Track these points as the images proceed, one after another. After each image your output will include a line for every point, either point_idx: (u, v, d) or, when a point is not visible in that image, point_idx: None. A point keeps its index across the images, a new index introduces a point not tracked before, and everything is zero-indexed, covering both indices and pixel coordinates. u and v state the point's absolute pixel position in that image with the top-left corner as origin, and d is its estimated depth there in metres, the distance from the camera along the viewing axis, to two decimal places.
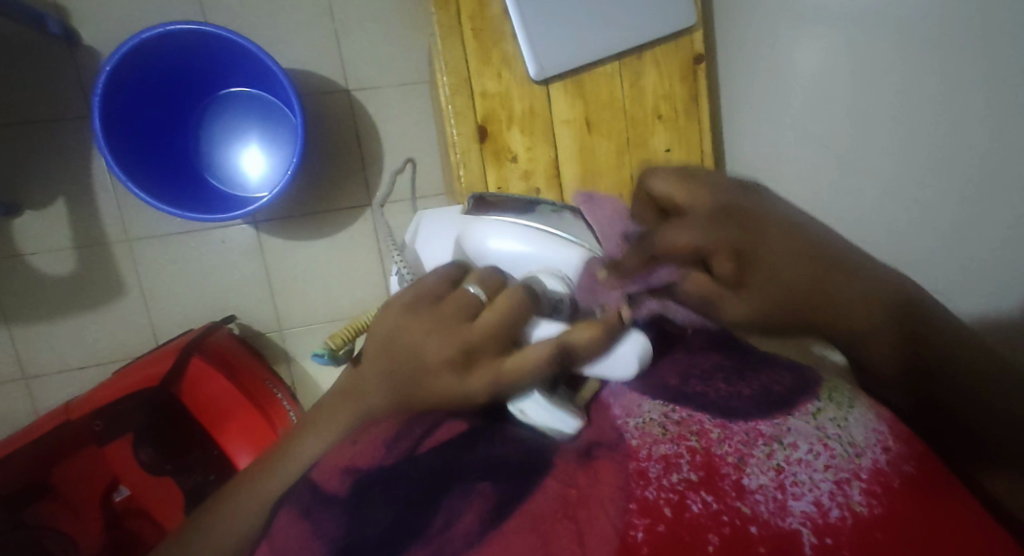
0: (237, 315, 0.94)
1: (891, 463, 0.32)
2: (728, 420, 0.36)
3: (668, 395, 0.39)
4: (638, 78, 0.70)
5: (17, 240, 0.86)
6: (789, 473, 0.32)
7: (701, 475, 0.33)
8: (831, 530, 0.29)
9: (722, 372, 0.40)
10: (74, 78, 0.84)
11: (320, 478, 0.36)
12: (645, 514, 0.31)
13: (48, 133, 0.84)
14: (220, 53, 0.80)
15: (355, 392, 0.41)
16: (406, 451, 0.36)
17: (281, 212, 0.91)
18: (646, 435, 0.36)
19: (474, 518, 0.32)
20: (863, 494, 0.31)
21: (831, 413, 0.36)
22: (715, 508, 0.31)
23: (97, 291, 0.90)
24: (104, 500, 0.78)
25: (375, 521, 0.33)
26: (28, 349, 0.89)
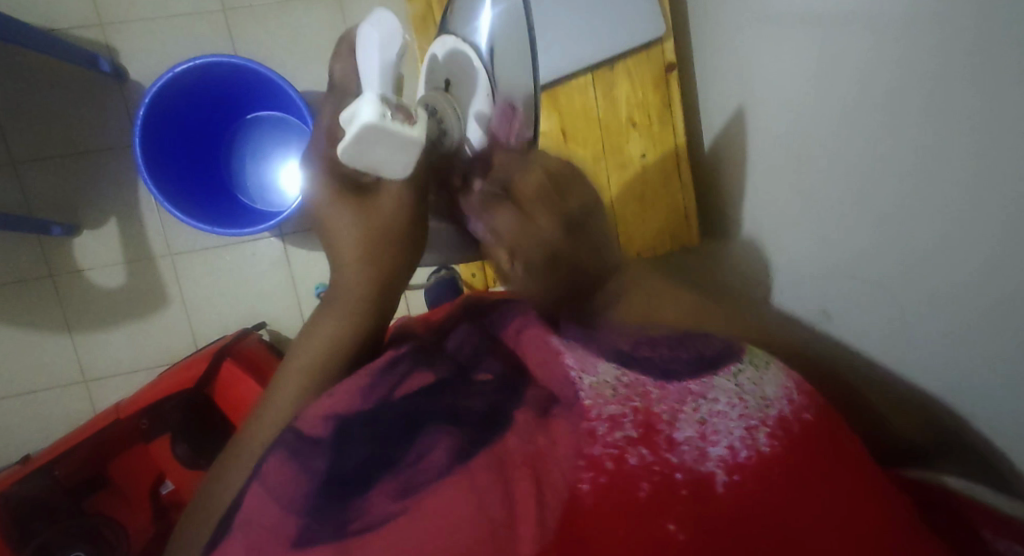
0: (267, 321, 1.01)
1: (791, 410, 0.29)
2: (667, 381, 0.32)
3: (618, 360, 0.34)
4: (611, 88, 0.72)
5: (76, 256, 0.96)
6: (711, 424, 0.29)
7: (639, 432, 0.28)
8: (740, 470, 0.27)
9: (665, 341, 0.35)
10: (121, 110, 0.93)
11: (305, 426, 0.32)
12: (590, 468, 0.27)
13: (101, 160, 0.94)
14: (243, 83, 0.88)
15: (326, 310, 0.41)
16: (381, 399, 0.33)
17: (303, 224, 0.98)
18: (597, 394, 0.30)
19: (443, 453, 0.28)
20: (769, 439, 0.28)
21: (749, 373, 0.32)
22: (647, 462, 0.27)
23: (145, 301, 0.99)
24: (151, 493, 0.88)
25: (356, 455, 0.30)
26: (87, 354, 0.99)
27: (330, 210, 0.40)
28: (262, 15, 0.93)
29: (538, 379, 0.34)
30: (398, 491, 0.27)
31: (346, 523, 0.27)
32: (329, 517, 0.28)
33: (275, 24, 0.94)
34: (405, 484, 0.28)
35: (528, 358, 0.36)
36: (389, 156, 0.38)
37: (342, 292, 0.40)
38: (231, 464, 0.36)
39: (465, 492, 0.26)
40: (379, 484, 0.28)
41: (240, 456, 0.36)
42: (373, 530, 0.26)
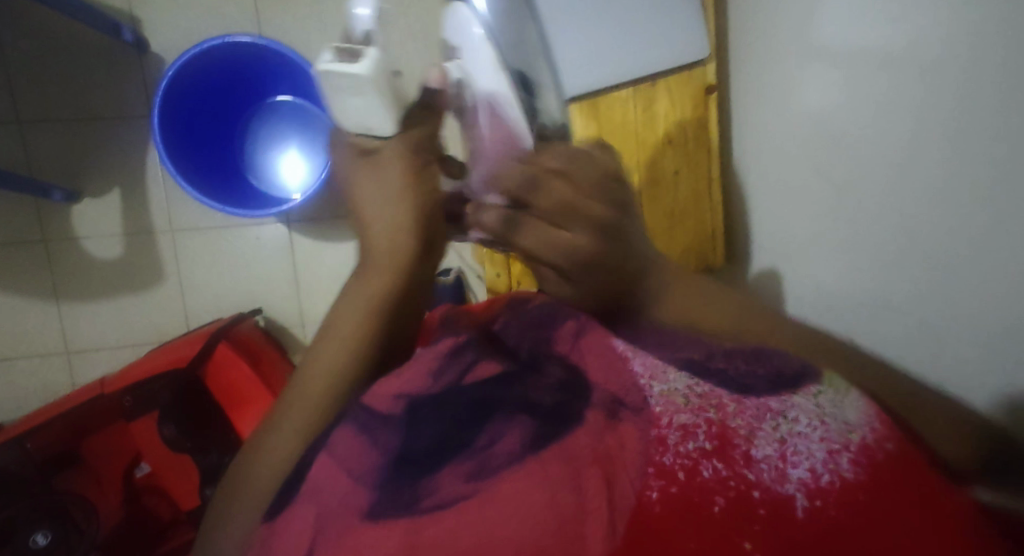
0: (264, 308, 0.99)
1: (875, 438, 0.29)
2: (744, 395, 0.33)
3: (688, 368, 0.37)
4: (652, 104, 0.67)
5: (74, 223, 0.93)
6: (791, 444, 0.29)
7: (713, 444, 0.30)
8: (822, 494, 0.27)
9: (742, 355, 0.36)
10: (138, 81, 0.91)
11: (374, 402, 0.36)
12: (659, 477, 0.30)
13: (111, 128, 0.91)
14: (271, 65, 0.86)
15: (358, 280, 0.44)
16: (451, 383, 0.37)
17: (314, 212, 0.96)
18: (668, 403, 0.34)
19: (514, 442, 0.32)
20: (852, 465, 0.28)
21: (831, 395, 0.32)
22: (722, 476, 0.29)
23: (140, 276, 0.96)
24: (126, 475, 0.85)
25: (428, 434, 0.34)
26: (72, 324, 0.96)
27: (370, 184, 0.44)
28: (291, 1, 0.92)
29: (598, 378, 0.37)
30: (469, 473, 0.31)
31: (417, 499, 0.31)
32: (402, 492, 0.31)
33: (305, 12, 0.93)
34: (476, 468, 0.31)
35: (592, 363, 0.38)
36: (369, 109, 0.43)
37: (377, 259, 0.44)
38: (273, 430, 0.39)
39: (535, 483, 0.30)
40: (451, 464, 0.32)
41: (282, 423, 0.39)
42: (445, 508, 0.30)
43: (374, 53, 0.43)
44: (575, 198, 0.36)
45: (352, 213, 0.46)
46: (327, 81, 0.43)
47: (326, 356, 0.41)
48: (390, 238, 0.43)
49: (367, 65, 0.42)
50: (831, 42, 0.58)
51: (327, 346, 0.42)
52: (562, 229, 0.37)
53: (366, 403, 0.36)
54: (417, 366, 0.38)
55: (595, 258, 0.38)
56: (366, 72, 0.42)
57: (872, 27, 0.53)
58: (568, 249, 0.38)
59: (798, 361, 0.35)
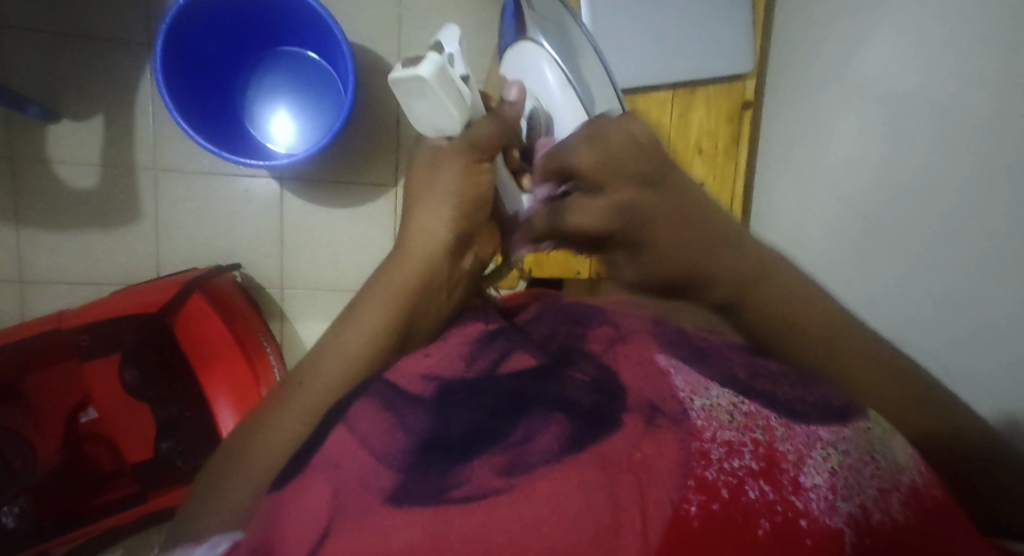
0: (243, 263, 0.95)
1: (924, 483, 0.30)
2: (793, 420, 0.32)
3: (730, 384, 0.35)
4: (687, 110, 0.70)
5: (48, 145, 0.87)
6: (841, 476, 0.29)
7: (761, 465, 0.30)
8: (871, 533, 0.28)
9: (790, 379, 0.35)
10: (142, 7, 0.86)
11: (401, 382, 0.35)
12: (700, 491, 0.29)
13: (105, 51, 0.85)
14: (288, 11, 0.82)
15: (400, 261, 0.46)
16: (487, 370, 0.36)
17: (310, 173, 0.93)
18: (712, 418, 0.32)
19: (552, 441, 0.30)
20: (901, 506, 0.29)
21: (880, 434, 0.32)
22: (770, 499, 0.28)
23: (114, 212, 0.90)
24: (69, 420, 0.79)
25: (462, 420, 0.32)
26: (31, 252, 0.89)
27: (435, 171, 0.48)
28: None
29: (632, 381, 0.35)
30: (501, 467, 0.30)
31: (445, 488, 0.29)
32: (424, 476, 0.30)
33: None
34: (509, 463, 0.30)
35: (624, 366, 0.37)
36: (436, 110, 0.44)
37: (415, 247, 0.46)
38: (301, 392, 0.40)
39: (571, 489, 0.29)
40: (484, 455, 0.30)
41: (307, 385, 0.40)
42: (475, 502, 0.28)
43: (438, 56, 0.43)
44: (611, 159, 0.38)
45: (407, 201, 0.50)
46: (397, 88, 0.44)
47: (363, 321, 0.43)
48: (430, 228, 0.47)
49: (430, 67, 0.42)
50: (873, 76, 0.59)
51: (359, 320, 0.43)
52: (604, 194, 0.39)
53: (391, 379, 0.36)
54: (445, 349, 0.39)
55: (659, 217, 0.38)
56: (429, 76, 0.42)
57: (909, 66, 0.55)
58: (618, 211, 0.39)
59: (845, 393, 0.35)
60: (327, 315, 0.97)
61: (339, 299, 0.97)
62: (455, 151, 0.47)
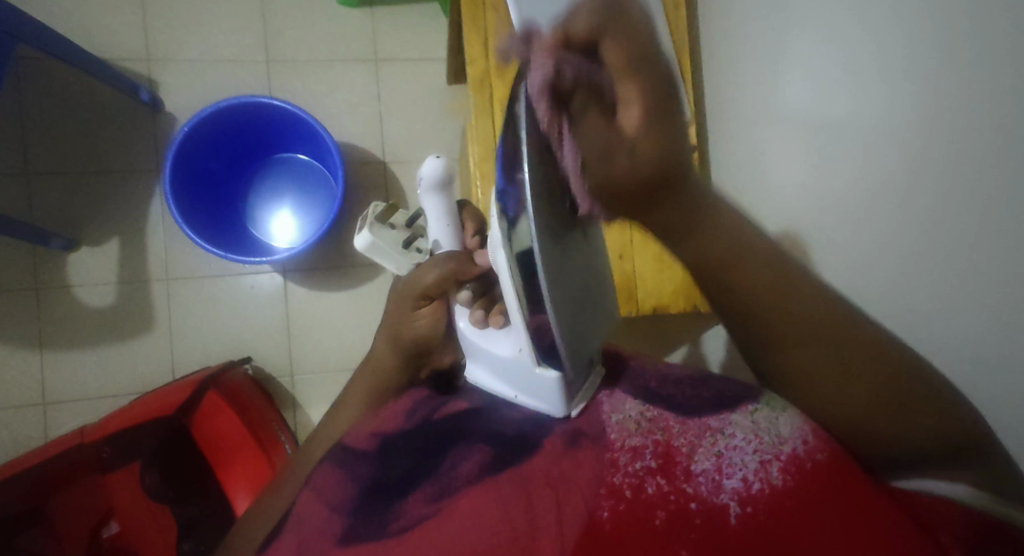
0: (253, 356, 0.99)
1: (804, 449, 0.33)
2: (689, 416, 0.37)
3: (642, 396, 0.41)
4: None
5: (68, 271, 0.94)
6: (726, 457, 0.33)
7: (659, 462, 0.34)
8: (752, 501, 0.31)
9: (689, 382, 0.42)
10: (150, 137, 0.96)
11: (353, 442, 0.43)
12: (610, 496, 0.33)
13: (119, 180, 0.95)
14: (279, 125, 0.92)
15: (371, 366, 0.53)
16: (422, 419, 0.43)
17: (308, 263, 1.00)
18: (622, 429, 0.37)
19: (471, 468, 0.37)
20: (781, 473, 0.32)
21: (765, 412, 0.36)
22: (665, 490, 0.32)
23: (130, 324, 0.96)
24: (91, 535, 0.78)
25: (398, 465, 0.39)
26: (53, 374, 0.94)
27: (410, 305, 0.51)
28: (302, 68, 0.99)
29: (572, 412, 0.41)
30: (431, 498, 0.36)
31: (386, 524, 0.35)
32: (369, 515, 0.37)
33: (312, 77, 0.99)
34: (437, 491, 0.36)
35: (572, 399, 0.42)
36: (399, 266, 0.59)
37: (378, 358, 0.53)
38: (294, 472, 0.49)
39: (489, 503, 0.34)
40: (418, 492, 0.36)
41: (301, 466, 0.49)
42: (409, 530, 0.34)
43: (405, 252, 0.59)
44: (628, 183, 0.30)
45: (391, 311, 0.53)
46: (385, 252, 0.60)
47: (346, 411, 0.51)
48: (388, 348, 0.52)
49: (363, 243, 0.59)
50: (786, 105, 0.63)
51: (340, 418, 0.51)
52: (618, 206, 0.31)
53: (345, 442, 0.44)
54: (395, 408, 0.46)
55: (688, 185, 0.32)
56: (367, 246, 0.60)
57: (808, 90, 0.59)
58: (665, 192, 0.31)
59: (743, 385, 0.41)
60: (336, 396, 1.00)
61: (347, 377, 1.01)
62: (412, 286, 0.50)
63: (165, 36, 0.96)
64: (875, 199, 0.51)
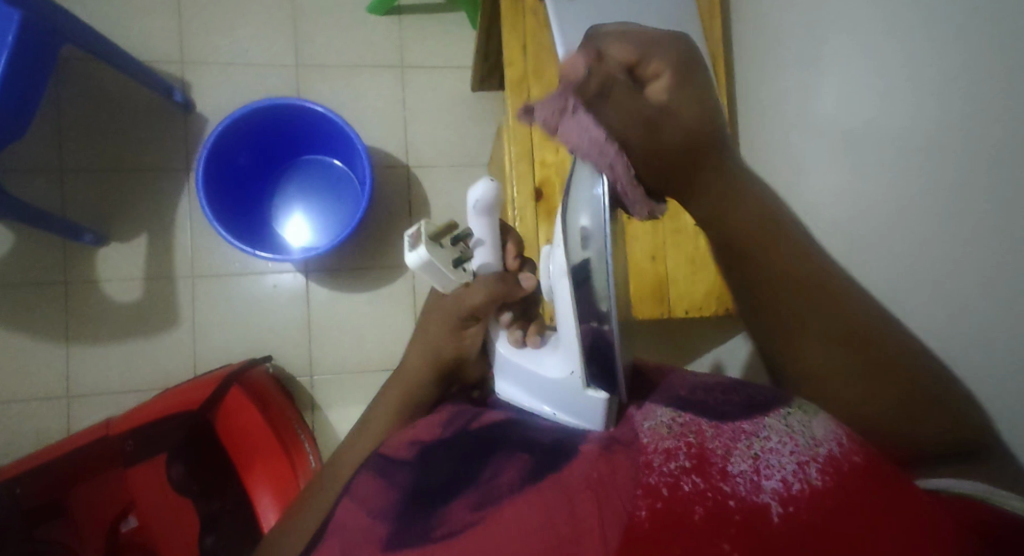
0: (273, 355, 1.00)
1: (842, 450, 0.28)
2: (721, 422, 0.32)
3: (673, 403, 0.35)
4: None
5: (97, 267, 0.95)
6: (763, 459, 0.28)
7: (692, 462, 0.29)
8: (795, 501, 0.26)
9: (721, 388, 0.37)
10: (181, 136, 0.98)
11: (391, 451, 0.40)
12: (647, 496, 0.29)
13: (150, 179, 0.97)
14: (307, 127, 0.93)
15: (400, 375, 0.49)
16: (460, 428, 0.40)
17: (329, 264, 1.01)
18: (655, 434, 0.32)
19: (515, 474, 0.33)
20: (820, 474, 0.27)
21: (799, 416, 0.31)
22: (700, 489, 0.28)
23: (156, 320, 0.97)
24: (111, 528, 0.82)
25: (438, 471, 0.36)
26: (79, 368, 0.95)
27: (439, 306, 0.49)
28: (331, 73, 1.01)
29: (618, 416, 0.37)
30: (473, 505, 0.33)
31: (430, 530, 0.33)
32: (411, 526, 0.34)
33: (340, 82, 1.01)
34: (480, 499, 0.33)
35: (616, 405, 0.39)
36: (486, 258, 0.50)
37: (407, 370, 0.49)
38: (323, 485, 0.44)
39: (531, 510, 0.30)
40: (459, 497, 0.34)
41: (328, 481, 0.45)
42: (456, 536, 0.31)
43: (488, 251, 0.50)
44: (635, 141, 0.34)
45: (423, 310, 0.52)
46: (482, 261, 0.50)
47: (377, 422, 0.46)
48: (421, 360, 0.48)
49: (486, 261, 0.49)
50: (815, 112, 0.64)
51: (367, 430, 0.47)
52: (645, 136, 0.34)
53: (384, 451, 0.41)
54: (432, 419, 0.42)
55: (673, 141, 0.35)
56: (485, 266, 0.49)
57: (834, 99, 0.60)
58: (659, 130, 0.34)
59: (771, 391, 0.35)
60: (354, 397, 1.01)
61: (365, 379, 1.01)
62: (449, 308, 0.48)
63: (199, 38, 0.98)
64: (902, 206, 0.50)
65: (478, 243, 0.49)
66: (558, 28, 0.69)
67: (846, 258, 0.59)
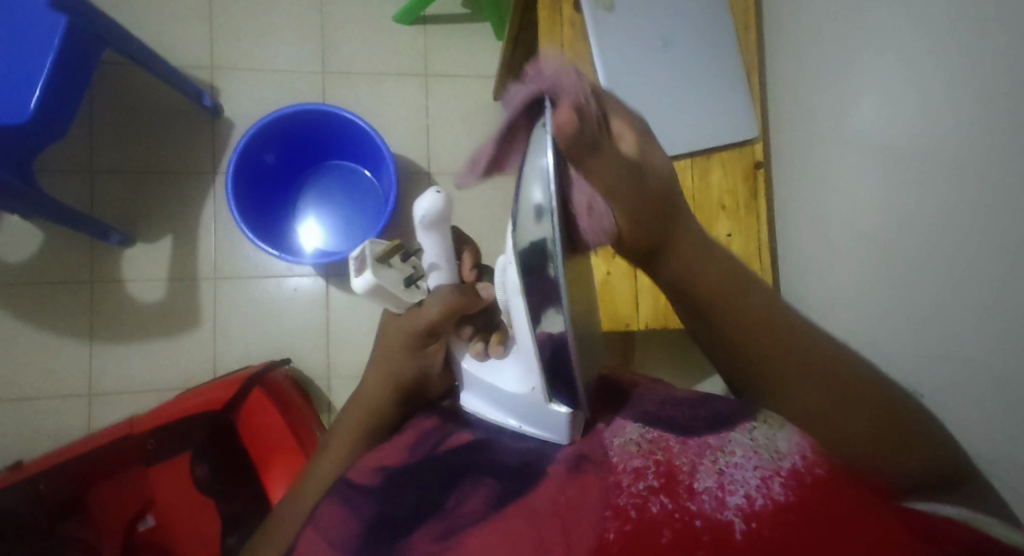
0: (292, 358, 1.01)
1: (805, 464, 0.29)
2: (689, 437, 0.34)
3: (643, 419, 0.37)
4: (706, 173, 0.76)
5: (121, 266, 0.97)
6: (727, 474, 0.29)
7: (661, 482, 0.31)
8: (757, 517, 0.27)
9: (688, 403, 0.38)
10: (208, 140, 0.99)
11: (356, 477, 0.39)
12: (616, 518, 0.29)
13: (176, 181, 0.98)
14: (332, 134, 0.95)
15: (358, 396, 0.47)
16: (426, 453, 0.39)
17: (350, 268, 1.02)
18: (625, 452, 0.34)
19: (480, 501, 0.34)
20: (783, 488, 0.28)
21: (765, 429, 0.32)
22: (669, 509, 0.29)
23: (177, 321, 0.98)
24: (128, 527, 0.82)
25: (405, 500, 0.36)
26: (101, 366, 0.96)
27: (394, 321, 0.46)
28: (357, 81, 1.03)
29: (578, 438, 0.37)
30: (439, 535, 0.33)
31: None
32: None
33: (365, 89, 1.03)
34: (447, 529, 0.33)
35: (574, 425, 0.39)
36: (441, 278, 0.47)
37: (365, 390, 0.46)
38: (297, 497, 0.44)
39: (503, 539, 0.31)
40: (423, 528, 0.34)
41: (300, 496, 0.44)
42: None
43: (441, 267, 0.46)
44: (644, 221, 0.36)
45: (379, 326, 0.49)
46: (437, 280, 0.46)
47: (337, 445, 0.45)
48: (377, 377, 0.46)
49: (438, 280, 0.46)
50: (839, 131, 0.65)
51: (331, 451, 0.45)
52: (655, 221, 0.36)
53: (351, 478, 0.39)
54: (396, 443, 0.41)
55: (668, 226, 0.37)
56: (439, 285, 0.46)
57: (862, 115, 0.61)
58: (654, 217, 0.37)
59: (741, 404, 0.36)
60: None
61: None
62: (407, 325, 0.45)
63: (230, 45, 1.00)
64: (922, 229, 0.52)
65: (431, 265, 0.46)
66: (598, 56, 0.72)
67: (872, 273, 0.59)
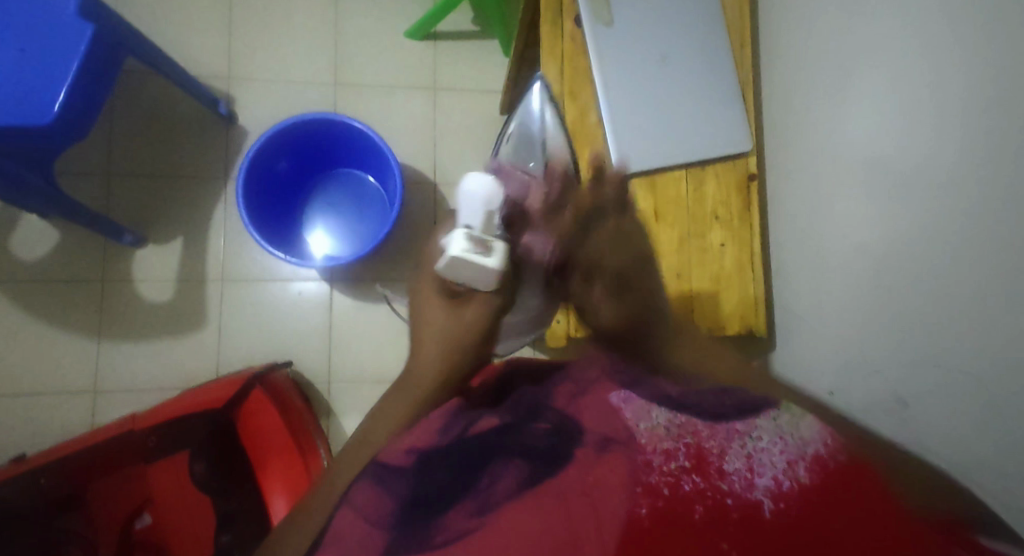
0: (293, 360, 1.02)
1: (827, 450, 0.29)
2: (717, 421, 0.34)
3: (666, 404, 0.37)
4: (701, 184, 0.77)
5: (132, 266, 0.99)
6: (756, 457, 0.30)
7: (691, 462, 0.31)
8: (787, 499, 0.28)
9: (715, 388, 0.38)
10: (221, 146, 1.02)
11: (388, 458, 0.40)
12: (647, 494, 0.30)
13: (189, 184, 1.01)
14: (342, 142, 0.97)
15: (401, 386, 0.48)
16: (457, 436, 0.41)
17: (354, 274, 1.04)
18: (653, 434, 0.34)
19: (511, 480, 0.35)
20: (808, 473, 0.28)
21: (786, 418, 0.32)
22: (701, 488, 0.30)
23: (184, 321, 1.00)
24: (125, 525, 0.82)
25: (437, 480, 0.37)
26: (107, 363, 0.98)
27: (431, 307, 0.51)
28: (367, 92, 1.06)
29: (591, 424, 0.39)
30: (473, 511, 0.33)
31: (430, 537, 0.32)
32: (412, 531, 0.33)
33: (375, 101, 1.06)
34: (480, 505, 0.33)
35: (587, 415, 0.41)
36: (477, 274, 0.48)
37: (415, 377, 0.48)
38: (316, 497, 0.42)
39: (530, 516, 0.31)
40: (457, 506, 0.34)
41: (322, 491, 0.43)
42: (453, 543, 0.31)
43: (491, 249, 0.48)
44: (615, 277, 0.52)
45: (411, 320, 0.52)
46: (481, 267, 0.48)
47: (380, 425, 0.45)
48: (424, 357, 0.48)
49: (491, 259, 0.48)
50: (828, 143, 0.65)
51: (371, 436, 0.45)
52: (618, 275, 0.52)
53: (381, 460, 0.40)
54: (427, 426, 0.43)
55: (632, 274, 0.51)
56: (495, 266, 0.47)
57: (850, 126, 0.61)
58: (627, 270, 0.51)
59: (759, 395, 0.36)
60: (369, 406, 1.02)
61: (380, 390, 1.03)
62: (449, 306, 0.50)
63: (246, 56, 1.03)
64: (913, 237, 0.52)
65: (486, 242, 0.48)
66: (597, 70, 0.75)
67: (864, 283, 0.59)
